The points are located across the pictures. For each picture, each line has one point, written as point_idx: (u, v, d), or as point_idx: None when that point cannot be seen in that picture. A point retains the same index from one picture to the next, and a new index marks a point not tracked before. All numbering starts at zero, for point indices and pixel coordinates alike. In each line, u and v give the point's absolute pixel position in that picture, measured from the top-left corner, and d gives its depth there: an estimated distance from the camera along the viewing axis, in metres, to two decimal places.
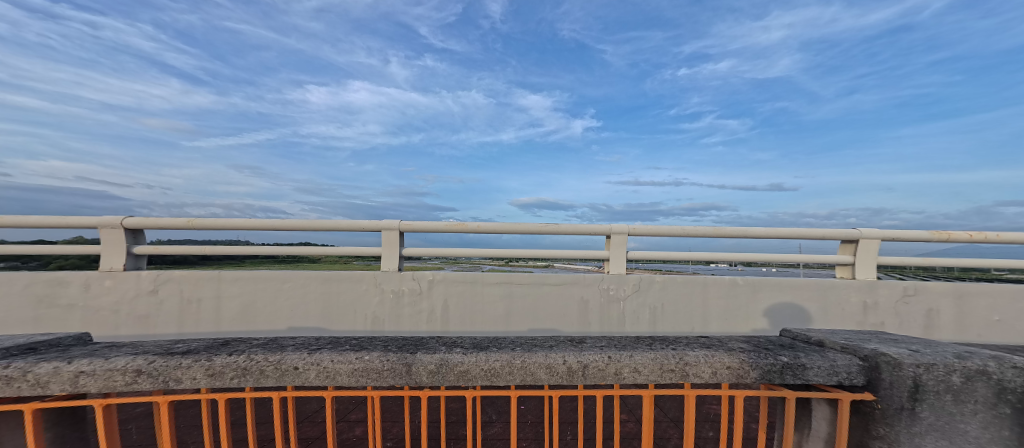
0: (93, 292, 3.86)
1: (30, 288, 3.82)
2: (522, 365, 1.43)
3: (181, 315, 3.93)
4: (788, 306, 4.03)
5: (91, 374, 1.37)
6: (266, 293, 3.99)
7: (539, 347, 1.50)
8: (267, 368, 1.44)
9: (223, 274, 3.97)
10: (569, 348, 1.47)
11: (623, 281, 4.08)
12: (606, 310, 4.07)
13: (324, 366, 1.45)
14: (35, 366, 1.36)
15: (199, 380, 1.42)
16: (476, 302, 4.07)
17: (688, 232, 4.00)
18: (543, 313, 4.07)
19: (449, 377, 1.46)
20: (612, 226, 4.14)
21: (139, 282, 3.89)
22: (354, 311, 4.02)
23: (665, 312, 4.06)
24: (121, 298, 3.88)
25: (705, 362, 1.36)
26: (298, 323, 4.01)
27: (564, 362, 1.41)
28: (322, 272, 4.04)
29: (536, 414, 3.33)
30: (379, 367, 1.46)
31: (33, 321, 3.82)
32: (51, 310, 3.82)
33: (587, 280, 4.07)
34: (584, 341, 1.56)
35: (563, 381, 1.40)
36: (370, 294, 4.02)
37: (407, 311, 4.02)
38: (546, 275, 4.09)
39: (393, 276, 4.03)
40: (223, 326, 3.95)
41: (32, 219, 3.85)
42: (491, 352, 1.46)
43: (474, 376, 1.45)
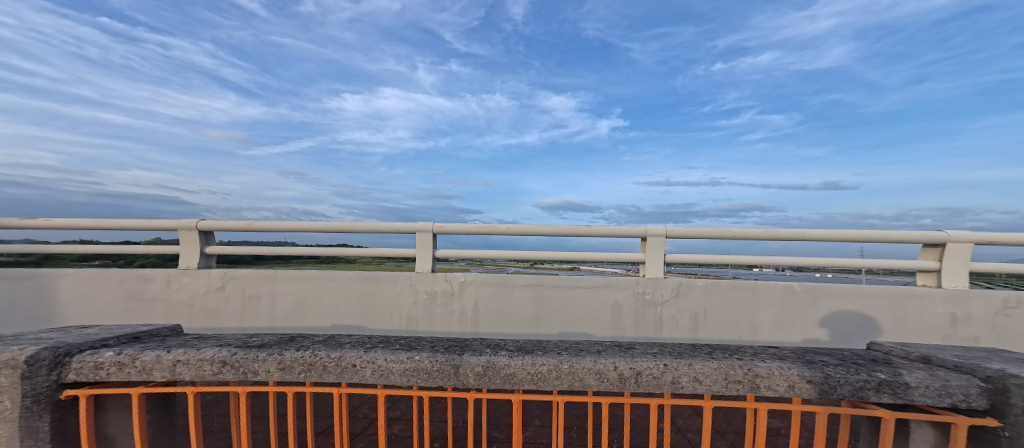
0: (173, 287, 4.29)
1: (123, 283, 4.30)
2: (571, 370, 1.41)
3: (243, 310, 4.27)
4: (850, 316, 3.68)
5: (186, 363, 1.52)
6: (313, 291, 4.24)
7: (586, 351, 1.47)
8: (329, 364, 1.53)
9: (277, 273, 4.26)
10: (620, 354, 1.42)
11: (660, 285, 3.92)
12: (640, 315, 3.93)
13: (378, 365, 1.51)
14: (143, 354, 1.53)
15: (272, 373, 1.53)
16: (508, 305, 4.08)
17: (732, 233, 3.76)
18: (574, 317, 4.00)
19: (496, 380, 1.47)
20: (647, 227, 3.99)
21: (209, 279, 4.28)
22: (390, 311, 4.16)
23: (709, 319, 3.86)
24: (195, 293, 4.28)
25: (779, 374, 1.27)
26: (342, 321, 4.21)
27: (615, 368, 1.37)
28: (363, 272, 4.22)
29: (578, 420, 3.28)
30: (428, 367, 1.50)
31: (124, 312, 4.30)
32: (139, 302, 4.29)
33: (621, 283, 3.96)
34: (633, 347, 1.51)
35: (613, 387, 1.36)
36: (405, 294, 4.16)
37: (439, 312, 4.11)
38: (576, 278, 4.02)
39: (427, 277, 4.14)
40: (277, 322, 4.24)
41: (124, 222, 4.35)
42: (538, 356, 1.45)
43: (520, 380, 1.45)
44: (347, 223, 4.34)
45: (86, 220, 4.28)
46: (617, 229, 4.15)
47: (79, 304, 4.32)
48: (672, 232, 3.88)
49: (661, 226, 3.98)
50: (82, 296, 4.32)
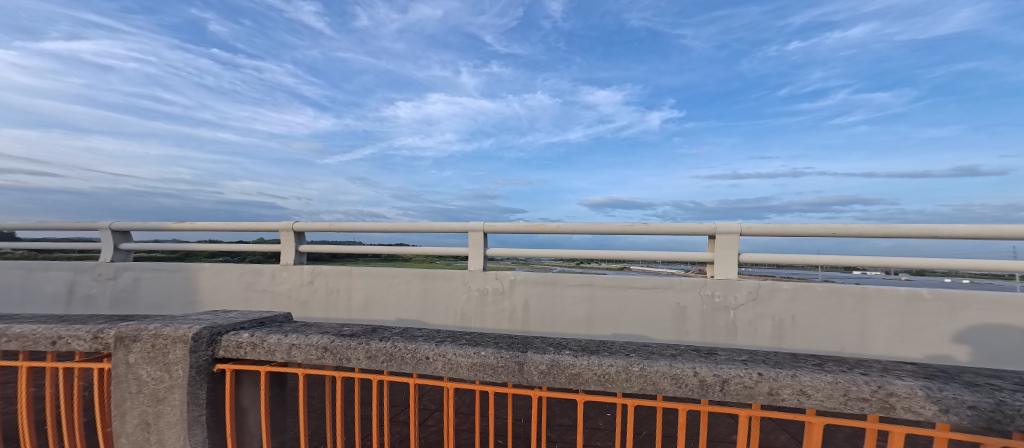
0: (277, 280, 4.87)
1: (242, 276, 4.97)
2: (642, 373, 1.35)
3: (327, 302, 4.71)
4: (1000, 331, 3.09)
5: (298, 347, 1.73)
6: (381, 287, 4.55)
7: (659, 354, 1.41)
8: (407, 356, 1.63)
9: (353, 269, 4.65)
10: (700, 359, 1.33)
11: (734, 287, 3.63)
12: (709, 318, 3.68)
13: (449, 359, 1.58)
14: (267, 338, 1.76)
15: (361, 360, 1.68)
16: (561, 305, 4.06)
17: (820, 231, 3.35)
18: (631, 319, 3.86)
19: (560, 379, 1.46)
20: (716, 224, 3.69)
21: (302, 274, 4.79)
22: (445, 307, 4.34)
23: (799, 325, 3.47)
24: (292, 286, 4.82)
25: (921, 395, 1.10)
26: (405, 316, 4.46)
27: (696, 374, 1.29)
28: (421, 269, 4.44)
29: (649, 426, 3.13)
30: (494, 363, 1.53)
31: (242, 300, 4.98)
32: (252, 293, 4.95)
33: (684, 285, 3.75)
34: (715, 352, 1.41)
35: (694, 394, 1.28)
36: (459, 291, 4.31)
37: (491, 310, 4.21)
38: (631, 278, 3.89)
39: (479, 275, 4.25)
40: (353, 314, 4.62)
41: (238, 223, 5.04)
42: (603, 357, 1.42)
43: (586, 380, 1.43)
44: (417, 223, 4.60)
45: (212, 223, 5.03)
46: (682, 226, 3.90)
47: (211, 293, 5.09)
48: (746, 229, 3.55)
49: (734, 223, 3.65)
50: (215, 286, 5.07)
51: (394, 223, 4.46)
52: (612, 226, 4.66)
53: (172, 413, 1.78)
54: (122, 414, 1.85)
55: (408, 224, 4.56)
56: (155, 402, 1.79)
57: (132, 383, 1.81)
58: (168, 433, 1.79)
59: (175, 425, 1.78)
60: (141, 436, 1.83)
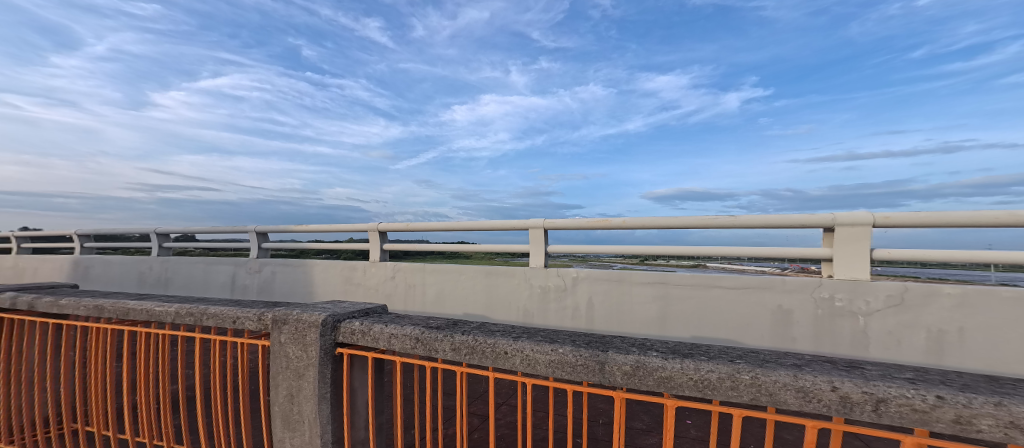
0: (365, 275, 5.36)
1: (343, 271, 5.55)
2: (754, 382, 1.22)
3: (405, 296, 5.06)
4: None
5: (396, 336, 1.87)
6: (450, 283, 4.78)
7: (773, 362, 1.26)
8: (487, 350, 1.67)
9: (426, 266, 4.93)
10: (839, 373, 1.15)
11: (869, 290, 3.12)
12: (825, 324, 3.26)
13: (527, 355, 1.58)
14: (372, 327, 1.94)
15: (447, 352, 1.75)
16: (631, 303, 3.95)
17: (1001, 220, 2.72)
18: (723, 321, 3.60)
19: (647, 382, 1.38)
20: (835, 214, 3.22)
21: (385, 269, 5.21)
22: (509, 303, 4.48)
23: (968, 341, 2.90)
24: (378, 281, 5.25)
25: None
26: (471, 311, 4.65)
27: (833, 388, 1.11)
28: (485, 266, 4.58)
29: (755, 440, 2.87)
30: (573, 361, 1.50)
31: (342, 292, 5.56)
32: (350, 287, 5.48)
33: (788, 285, 3.39)
34: (856, 366, 1.21)
35: (831, 411, 1.11)
36: (521, 288, 4.43)
37: (553, 308, 4.27)
38: (715, 276, 3.62)
39: (541, 273, 4.31)
40: (426, 307, 4.91)
41: (338, 225, 5.62)
42: (700, 361, 1.31)
43: (679, 385, 1.33)
44: (495, 222, 4.73)
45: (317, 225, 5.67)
46: (788, 216, 3.43)
47: (320, 286, 5.76)
48: (878, 220, 3.03)
49: (863, 213, 3.13)
50: (325, 280, 5.72)
51: (474, 222, 4.86)
52: (689, 220, 4.35)
53: (309, 386, 2.04)
54: (275, 385, 2.15)
55: (489, 223, 4.72)
56: (296, 377, 2.08)
57: (283, 359, 2.11)
58: (306, 406, 2.06)
59: (310, 399, 2.04)
60: (288, 407, 2.12)
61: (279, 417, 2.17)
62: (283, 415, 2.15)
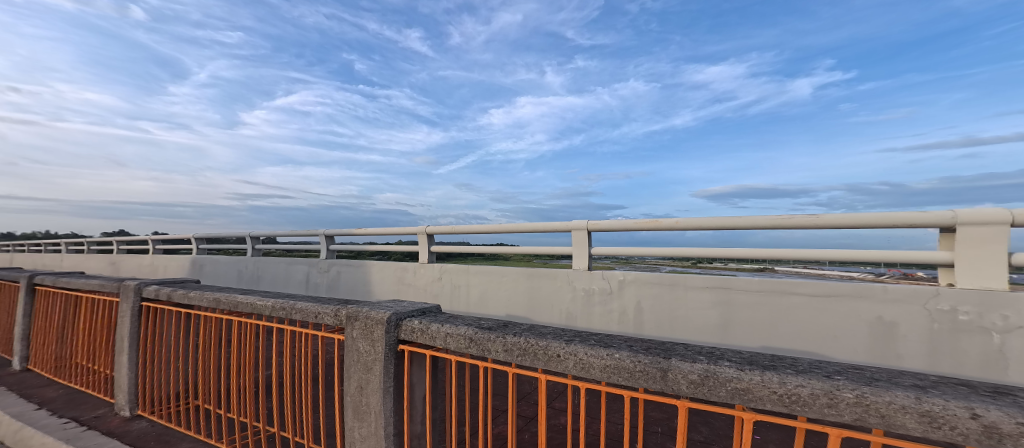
0: (414, 276, 5.66)
1: (394, 271, 5.87)
2: (859, 401, 1.10)
3: (452, 296, 5.30)
4: None
5: (451, 336, 1.99)
6: (492, 283, 5.00)
7: (884, 382, 1.13)
8: (540, 352, 1.72)
9: (470, 267, 5.14)
10: (978, 398, 1.00)
11: (1008, 305, 2.68)
12: (946, 341, 2.86)
13: (580, 358, 1.61)
14: (431, 327, 2.08)
15: (500, 352, 1.82)
16: (684, 309, 3.85)
17: None
18: (808, 330, 3.33)
19: (719, 393, 1.32)
20: (957, 212, 2.82)
21: (433, 270, 5.48)
22: (553, 305, 4.57)
23: None
24: (427, 281, 5.53)
25: None
26: (514, 312, 4.82)
27: (971, 416, 0.97)
28: (527, 267, 4.73)
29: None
30: (630, 366, 1.49)
31: (395, 292, 5.87)
32: (401, 286, 5.77)
33: (891, 295, 3.02)
34: (999, 392, 1.05)
35: (964, 440, 0.98)
36: (564, 290, 4.51)
37: (597, 310, 4.30)
38: (791, 283, 3.40)
39: (584, 275, 4.38)
40: (470, 307, 5.13)
41: (393, 228, 5.90)
42: (785, 374, 1.22)
43: (758, 398, 1.24)
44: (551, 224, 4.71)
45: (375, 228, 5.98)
46: (892, 214, 3.05)
47: (377, 285, 6.10)
48: (1018, 219, 2.60)
49: (997, 210, 2.71)
50: (381, 280, 6.05)
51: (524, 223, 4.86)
52: (752, 220, 4.07)
53: (374, 379, 2.22)
54: (347, 376, 2.38)
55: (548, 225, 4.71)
56: (365, 371, 2.28)
57: (356, 354, 2.32)
58: (373, 398, 2.23)
59: (376, 392, 2.21)
60: (358, 398, 2.31)
61: (350, 407, 2.37)
62: (353, 404, 2.35)
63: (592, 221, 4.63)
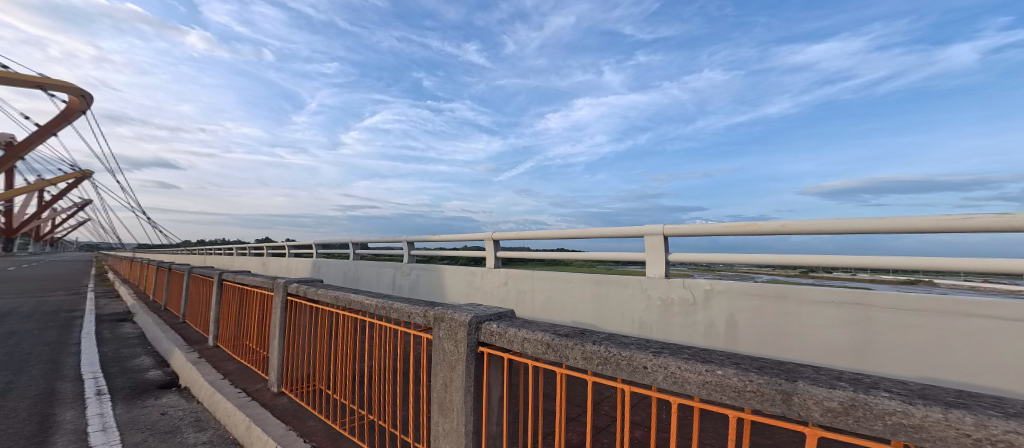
0: (485, 280, 6.89)
1: (465, 276, 7.15)
2: None
3: (520, 299, 6.33)
4: None
5: (528, 341, 2.13)
6: (557, 289, 5.83)
7: None
8: (622, 362, 1.70)
9: (534, 273, 6.09)
10: None
11: None
12: None
13: (671, 372, 1.54)
14: (507, 331, 2.28)
15: (578, 360, 1.87)
16: (801, 325, 3.55)
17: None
18: (944, 358, 2.90)
19: (873, 426, 1.10)
20: None
21: (501, 275, 6.65)
22: (624, 314, 4.87)
23: None
24: (497, 285, 6.73)
25: None
26: (579, 318, 5.51)
27: None
28: (596, 275, 5.27)
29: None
30: (737, 385, 1.36)
31: (468, 295, 7.12)
32: (475, 290, 7.01)
33: None
34: None
35: None
36: (639, 299, 4.72)
37: (677, 320, 4.33)
38: (975, 304, 2.79)
39: (659, 284, 4.51)
40: (536, 312, 6.08)
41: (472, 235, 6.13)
42: (987, 416, 0.94)
43: (936, 439, 1.01)
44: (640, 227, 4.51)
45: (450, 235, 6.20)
46: None
47: (455, 288, 7.31)
48: None
49: None
50: (453, 283, 7.28)
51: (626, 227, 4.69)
52: (873, 225, 3.42)
53: (455, 376, 2.55)
54: (435, 374, 2.72)
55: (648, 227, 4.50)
56: (449, 369, 2.60)
57: (440, 352, 2.67)
58: (456, 395, 2.54)
59: (459, 390, 2.51)
60: (442, 394, 2.67)
61: (435, 401, 2.72)
62: (438, 400, 2.70)
63: (670, 226, 4.61)
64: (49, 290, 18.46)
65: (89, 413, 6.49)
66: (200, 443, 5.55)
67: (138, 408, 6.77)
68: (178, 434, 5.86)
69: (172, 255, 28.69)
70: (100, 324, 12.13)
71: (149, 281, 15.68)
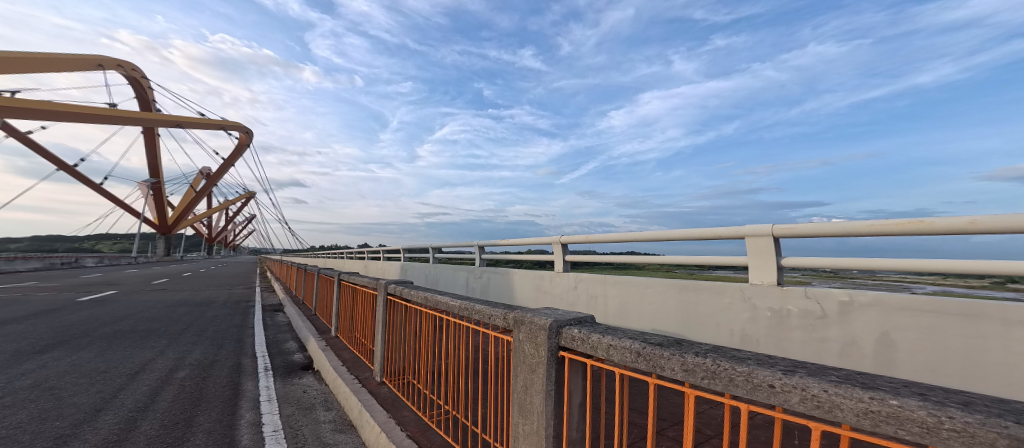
0: (549, 284, 7.01)
1: (535, 280, 7.42)
2: None
3: (589, 304, 6.34)
4: None
5: (615, 348, 2.03)
6: (633, 296, 5.62)
7: None
8: (738, 378, 1.49)
9: (608, 277, 6.09)
10: None
11: None
12: None
13: (813, 394, 1.28)
14: (590, 337, 2.23)
15: (677, 372, 1.71)
16: (1012, 352, 2.69)
17: None
18: None
19: None
20: None
21: (570, 280, 6.78)
22: (719, 324, 4.47)
23: None
24: (564, 288, 6.87)
25: None
26: (660, 327, 5.18)
27: None
28: (680, 281, 4.98)
29: None
30: (921, 418, 1.05)
31: (533, 296, 7.38)
32: (542, 293, 7.29)
33: None
34: None
35: None
36: (740, 310, 4.26)
37: (797, 334, 3.78)
38: None
39: (769, 294, 3.99)
40: (609, 318, 5.97)
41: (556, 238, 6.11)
42: None
43: None
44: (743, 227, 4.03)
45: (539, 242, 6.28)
46: None
47: (529, 291, 7.55)
48: None
49: None
50: (521, 286, 7.65)
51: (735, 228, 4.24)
52: None
53: (537, 380, 2.63)
54: (517, 375, 2.86)
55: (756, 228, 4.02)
56: (530, 371, 2.71)
57: (522, 355, 2.81)
58: (537, 398, 2.61)
59: (540, 393, 2.57)
60: (523, 395, 2.78)
61: (518, 402, 2.85)
62: (519, 401, 2.82)
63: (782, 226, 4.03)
64: (231, 284, 23.45)
65: (260, 385, 8.07)
66: (327, 420, 6.56)
67: (290, 384, 8.26)
68: (313, 411, 6.95)
69: (308, 256, 34.12)
70: (263, 313, 14.90)
71: (291, 279, 18.82)
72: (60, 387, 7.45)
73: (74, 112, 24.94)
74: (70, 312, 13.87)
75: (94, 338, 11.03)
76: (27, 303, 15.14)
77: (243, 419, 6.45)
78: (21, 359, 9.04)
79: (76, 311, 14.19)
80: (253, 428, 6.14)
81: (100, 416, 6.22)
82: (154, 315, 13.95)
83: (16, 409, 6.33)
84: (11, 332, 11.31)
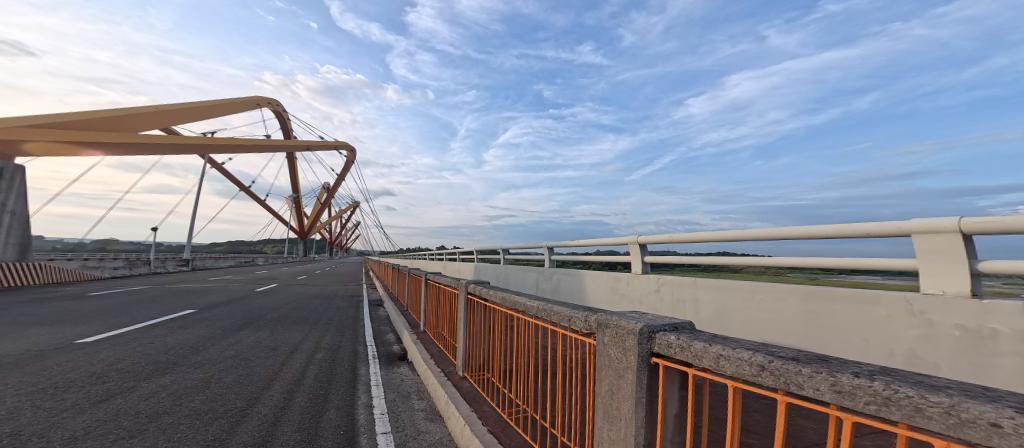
0: (628, 287, 6.53)
1: (608, 283, 7.05)
2: None
3: (675, 309, 5.77)
4: None
5: (727, 359, 1.68)
6: (734, 302, 4.95)
7: None
8: (929, 408, 1.08)
9: (698, 281, 5.45)
10: None
11: None
12: None
13: None
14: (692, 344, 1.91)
15: (824, 392, 1.35)
16: None
17: None
18: None
19: None
20: None
21: (649, 283, 6.26)
22: (867, 340, 3.61)
23: None
24: (642, 293, 6.36)
25: None
26: (774, 340, 4.45)
27: None
28: (802, 287, 4.23)
29: None
30: None
31: (607, 299, 7.08)
32: (614, 296, 6.91)
33: None
34: None
35: None
36: (904, 325, 3.34)
37: (1008, 363, 2.75)
38: None
39: (955, 310, 3.02)
40: (702, 324, 5.33)
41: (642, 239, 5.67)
42: None
43: None
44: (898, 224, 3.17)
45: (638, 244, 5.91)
46: None
47: (604, 294, 7.20)
48: None
49: None
50: (594, 288, 7.33)
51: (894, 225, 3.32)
52: None
53: (627, 386, 2.41)
54: (600, 380, 2.74)
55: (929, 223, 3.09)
56: (617, 377, 2.54)
57: (607, 360, 2.67)
58: (625, 403, 2.43)
59: (629, 399, 2.37)
60: (609, 401, 2.62)
61: (601, 408, 2.73)
62: (605, 407, 2.68)
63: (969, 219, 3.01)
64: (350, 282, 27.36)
65: (371, 371, 9.29)
66: (420, 409, 7.22)
67: (391, 372, 9.35)
68: (409, 399, 7.73)
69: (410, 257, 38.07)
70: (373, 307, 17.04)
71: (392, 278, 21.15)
72: (249, 358, 9.62)
73: (248, 146, 31.98)
74: (250, 301, 17.69)
75: (266, 322, 13.90)
76: (222, 293, 19.74)
77: (360, 400, 7.48)
78: (226, 335, 11.86)
79: (253, 300, 18.03)
80: (366, 409, 7.04)
81: (272, 385, 7.84)
82: (301, 306, 17.02)
83: (225, 373, 8.34)
84: (218, 313, 14.92)
